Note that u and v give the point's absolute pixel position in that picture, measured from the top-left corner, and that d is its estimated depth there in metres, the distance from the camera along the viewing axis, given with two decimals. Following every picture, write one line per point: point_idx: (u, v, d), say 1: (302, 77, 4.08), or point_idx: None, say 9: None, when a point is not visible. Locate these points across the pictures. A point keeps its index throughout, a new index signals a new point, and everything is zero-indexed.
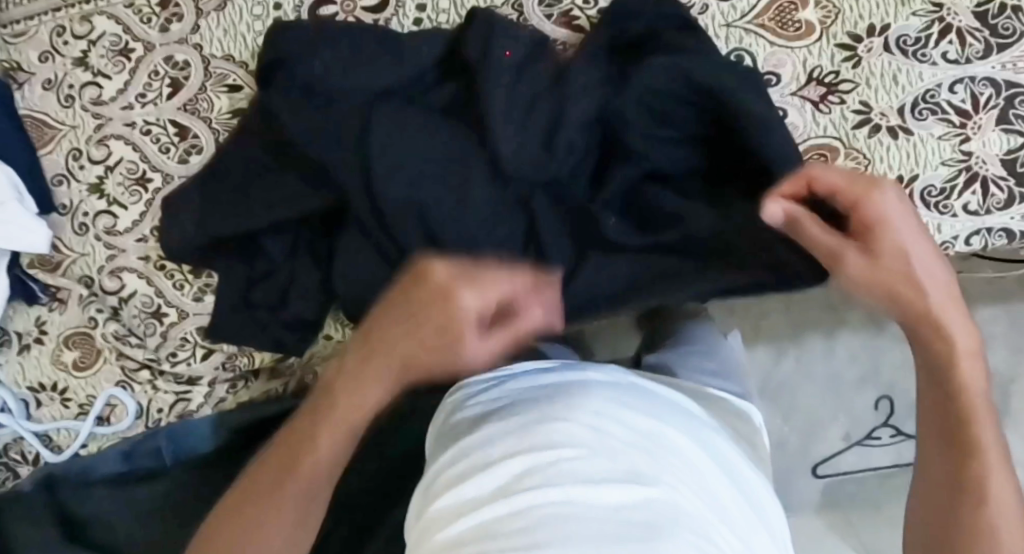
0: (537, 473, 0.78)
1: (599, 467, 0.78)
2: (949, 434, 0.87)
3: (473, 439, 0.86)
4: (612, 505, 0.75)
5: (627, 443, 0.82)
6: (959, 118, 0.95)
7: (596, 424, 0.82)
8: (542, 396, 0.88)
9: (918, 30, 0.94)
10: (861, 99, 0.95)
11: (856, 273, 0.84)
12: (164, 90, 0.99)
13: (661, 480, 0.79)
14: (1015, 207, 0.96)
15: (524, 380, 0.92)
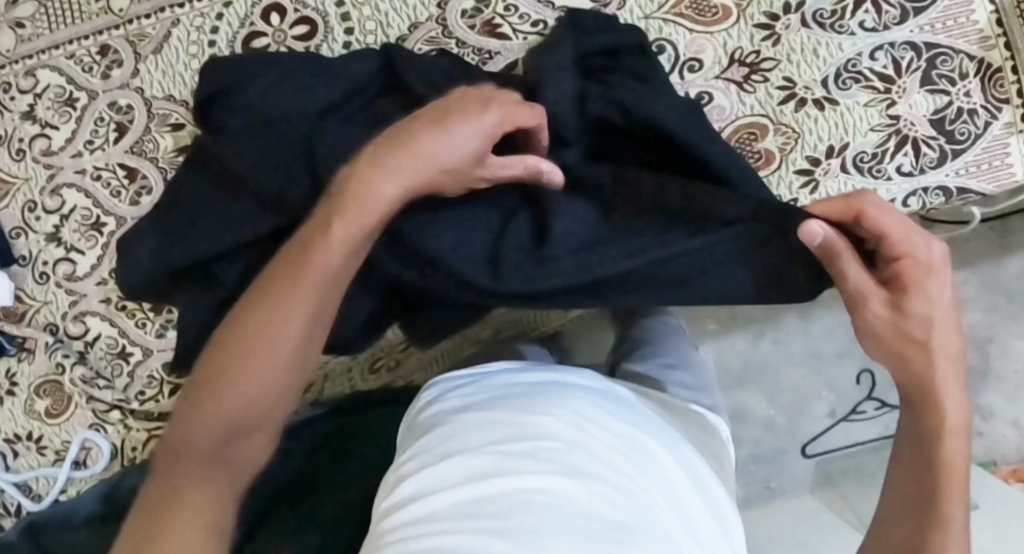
0: (514, 459, 0.79)
1: (578, 461, 0.80)
2: (918, 491, 0.82)
3: (446, 427, 0.86)
4: (590, 501, 0.76)
5: (606, 445, 0.83)
6: (883, 83, 0.98)
7: (577, 423, 0.84)
8: (522, 396, 0.89)
9: (833, 3, 0.97)
10: (785, 74, 0.97)
11: (878, 315, 0.82)
12: (110, 135, 1.01)
13: (632, 481, 0.80)
14: (948, 164, 0.98)
15: (500, 382, 0.93)
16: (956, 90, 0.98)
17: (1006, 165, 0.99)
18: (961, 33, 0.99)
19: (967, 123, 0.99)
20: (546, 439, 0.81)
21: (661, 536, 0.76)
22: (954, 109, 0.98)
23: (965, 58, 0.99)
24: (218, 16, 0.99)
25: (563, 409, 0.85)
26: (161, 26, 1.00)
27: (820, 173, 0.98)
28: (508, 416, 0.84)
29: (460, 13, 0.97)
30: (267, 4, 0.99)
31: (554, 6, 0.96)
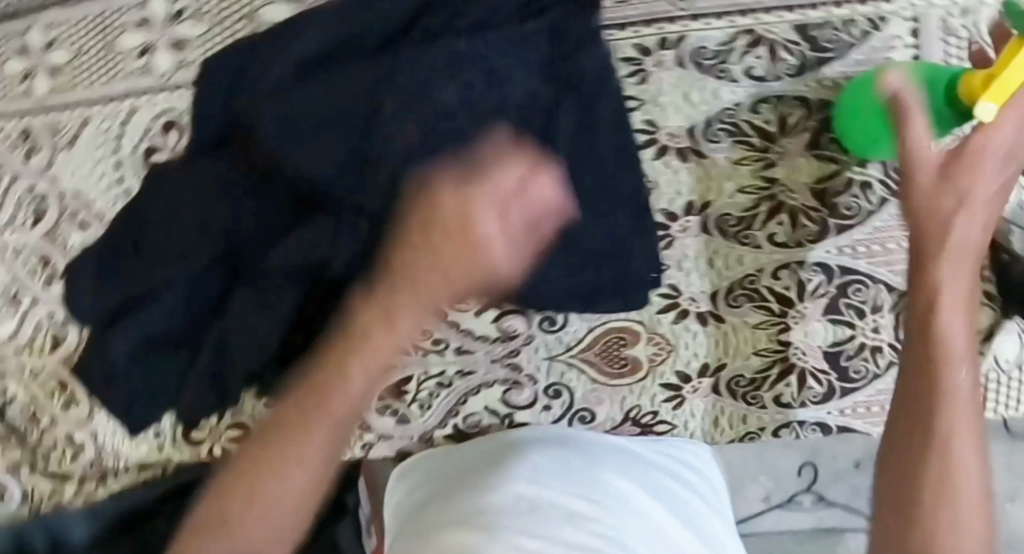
0: (475, 528, 0.77)
1: (543, 516, 0.77)
2: (926, 331, 0.73)
3: (413, 520, 0.83)
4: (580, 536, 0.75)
5: (567, 496, 0.79)
6: (781, 305, 0.90)
7: (535, 480, 0.81)
8: (476, 465, 0.86)
9: (743, 209, 0.89)
10: (670, 281, 0.90)
11: (925, 190, 0.74)
12: (29, 218, 1.02)
13: (604, 524, 0.77)
14: (832, 403, 0.91)
15: (467, 449, 0.90)
16: (862, 324, 0.90)
17: None
18: (887, 261, 0.89)
19: (866, 361, 0.90)
20: (512, 502, 0.78)
21: None
22: (855, 344, 0.90)
23: (882, 289, 0.90)
24: (124, 123, 0.98)
25: (546, 466, 0.83)
26: (74, 123, 0.99)
27: (688, 391, 0.91)
28: (512, 474, 0.82)
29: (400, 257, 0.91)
30: (167, 118, 0.97)
31: None
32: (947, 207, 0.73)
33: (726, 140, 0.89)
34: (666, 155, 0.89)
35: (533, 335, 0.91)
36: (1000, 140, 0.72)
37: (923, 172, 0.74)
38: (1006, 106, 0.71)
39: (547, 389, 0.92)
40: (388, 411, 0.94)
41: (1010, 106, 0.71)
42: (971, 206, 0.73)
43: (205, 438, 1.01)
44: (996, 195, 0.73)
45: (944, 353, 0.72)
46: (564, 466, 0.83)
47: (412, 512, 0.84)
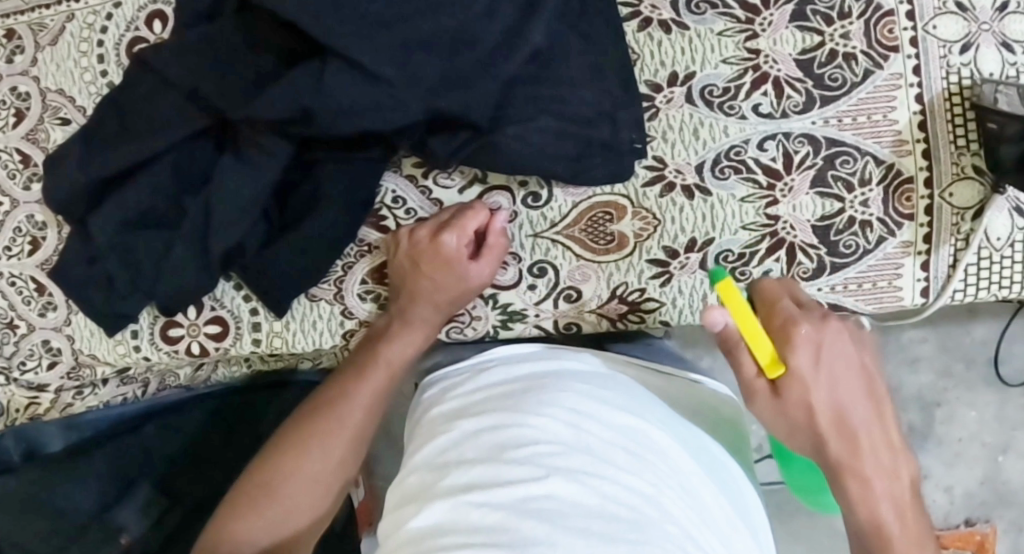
0: (507, 469, 0.75)
1: (581, 463, 0.75)
2: None
3: (436, 442, 0.81)
4: (613, 494, 0.73)
5: (606, 443, 0.78)
6: (768, 178, 0.89)
7: (574, 421, 0.78)
8: (507, 395, 0.83)
9: (727, 80, 0.89)
10: (655, 154, 0.89)
11: (795, 425, 0.78)
12: (9, 119, 1.01)
13: (639, 478, 0.76)
14: (822, 279, 0.90)
15: (496, 376, 0.87)
16: (850, 198, 0.89)
17: (894, 286, 0.90)
18: (873, 132, 0.88)
19: (856, 236, 0.89)
20: (549, 442, 0.76)
21: (676, 520, 0.74)
22: (844, 219, 0.89)
23: (870, 161, 0.88)
24: (108, 15, 0.98)
25: (573, 402, 0.80)
26: (59, 18, 1.00)
27: (676, 267, 0.90)
28: (540, 409, 0.79)
29: (389, 187, 0.92)
30: (152, 9, 0.97)
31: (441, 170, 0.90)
32: (850, 465, 0.77)
33: (710, 13, 0.89)
34: (650, 27, 0.89)
35: (518, 211, 0.90)
36: (817, 396, 0.76)
37: (800, 434, 0.78)
38: (780, 380, 0.76)
39: (532, 267, 0.91)
40: (371, 296, 0.95)
41: (786, 377, 0.76)
42: (815, 396, 0.76)
43: (183, 335, 1.00)
44: (826, 383, 0.76)
45: None
46: (591, 406, 0.81)
47: (438, 432, 0.82)
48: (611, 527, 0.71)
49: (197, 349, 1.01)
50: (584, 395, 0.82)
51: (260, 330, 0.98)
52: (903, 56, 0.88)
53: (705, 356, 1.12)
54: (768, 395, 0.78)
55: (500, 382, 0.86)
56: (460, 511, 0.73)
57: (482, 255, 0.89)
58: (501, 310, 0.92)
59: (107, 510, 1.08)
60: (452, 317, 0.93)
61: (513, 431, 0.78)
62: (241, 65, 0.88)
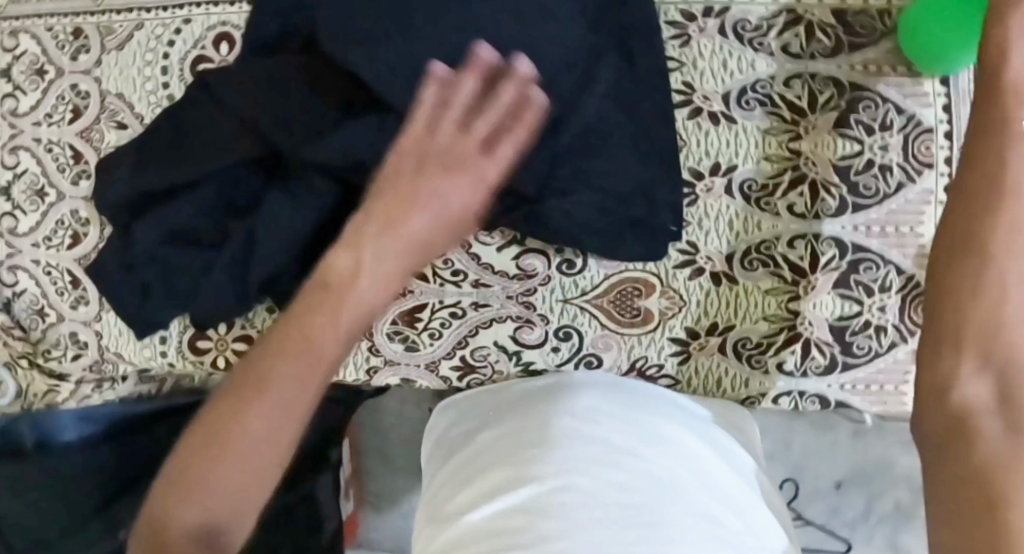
0: (529, 470, 0.84)
1: (595, 455, 0.84)
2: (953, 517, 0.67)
3: (470, 448, 0.90)
4: (628, 484, 0.82)
5: (621, 437, 0.86)
6: (793, 274, 0.92)
7: (590, 419, 0.87)
8: (530, 398, 0.91)
9: (766, 176, 0.92)
10: (689, 239, 0.93)
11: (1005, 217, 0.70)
12: (66, 115, 1.04)
13: (653, 468, 0.84)
14: (832, 376, 0.93)
15: (523, 380, 0.95)
16: (869, 302, 0.92)
17: (900, 391, 0.93)
18: (899, 243, 0.92)
19: (870, 339, 0.92)
20: (566, 444, 0.85)
21: (693, 504, 0.82)
22: (860, 322, 0.92)
23: (892, 270, 0.92)
24: (176, 31, 1.01)
25: (587, 402, 0.88)
26: (128, 26, 1.02)
27: (695, 348, 0.94)
28: (556, 411, 0.88)
29: None
30: (220, 31, 1.00)
31: (484, 264, 0.94)
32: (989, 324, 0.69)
33: (758, 110, 0.92)
34: (699, 117, 0.93)
35: (551, 276, 0.94)
36: None
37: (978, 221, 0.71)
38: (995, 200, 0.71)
39: (558, 330, 0.95)
40: (398, 337, 0.97)
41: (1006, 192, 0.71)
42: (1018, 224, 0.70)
43: (211, 348, 1.04)
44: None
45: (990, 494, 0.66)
46: (604, 405, 0.88)
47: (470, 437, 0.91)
48: (627, 515, 0.80)
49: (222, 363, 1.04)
50: (600, 394, 0.89)
51: None
52: (937, 172, 0.91)
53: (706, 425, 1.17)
54: (985, 119, 0.73)
55: (525, 385, 0.94)
56: (496, 515, 0.82)
57: (454, 194, 0.81)
58: (523, 366, 0.97)
59: (111, 503, 1.12)
60: (475, 368, 0.97)
61: (533, 435, 0.87)
62: (300, 103, 0.91)
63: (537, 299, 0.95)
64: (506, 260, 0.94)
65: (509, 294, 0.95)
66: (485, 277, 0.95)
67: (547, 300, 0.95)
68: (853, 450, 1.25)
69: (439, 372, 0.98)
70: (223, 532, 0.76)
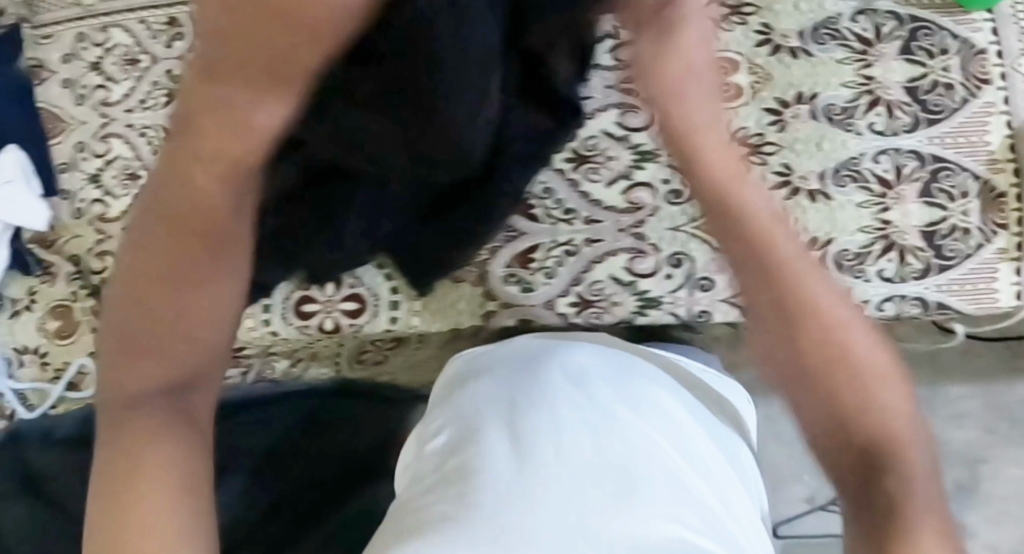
0: (500, 439, 0.85)
1: (565, 431, 0.84)
2: (858, 468, 0.69)
3: (461, 397, 0.93)
4: (586, 462, 0.82)
5: (605, 402, 0.87)
6: (881, 187, 1.00)
7: (578, 385, 0.89)
8: (520, 362, 0.94)
9: (846, 100, 1.01)
10: (784, 160, 1.00)
11: None
12: (162, 98, 1.13)
13: (611, 449, 0.83)
14: (930, 278, 0.99)
15: (527, 342, 0.97)
16: (954, 207, 0.99)
17: (991, 288, 0.99)
18: (971, 151, 1.00)
19: (958, 242, 0.99)
20: (543, 409, 0.87)
21: (662, 473, 0.83)
22: (948, 226, 0.99)
23: (969, 177, 0.99)
24: None
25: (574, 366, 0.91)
26: None
27: None
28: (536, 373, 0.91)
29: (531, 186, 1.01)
30: None
31: (590, 198, 1.01)
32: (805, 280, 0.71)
33: (831, 43, 1.01)
34: (779, 53, 1.01)
35: (659, 207, 1.00)
36: None
37: None
38: None
39: (670, 257, 1.00)
40: (514, 279, 1.01)
41: None
42: None
43: (318, 311, 1.06)
44: None
45: (869, 414, 0.69)
46: (592, 369, 0.91)
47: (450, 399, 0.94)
48: (595, 489, 0.80)
49: (331, 325, 1.06)
50: (584, 355, 0.92)
51: (398, 309, 1.04)
52: (995, 87, 1.01)
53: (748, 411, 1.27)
54: None
55: (519, 348, 0.96)
56: (456, 469, 0.85)
57: None
58: (638, 295, 1.00)
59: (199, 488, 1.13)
60: (591, 302, 1.01)
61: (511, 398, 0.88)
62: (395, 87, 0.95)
63: (649, 230, 1.00)
64: (615, 195, 1.01)
65: (621, 227, 1.01)
66: (598, 214, 1.01)
67: (656, 230, 1.00)
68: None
69: (557, 310, 1.01)
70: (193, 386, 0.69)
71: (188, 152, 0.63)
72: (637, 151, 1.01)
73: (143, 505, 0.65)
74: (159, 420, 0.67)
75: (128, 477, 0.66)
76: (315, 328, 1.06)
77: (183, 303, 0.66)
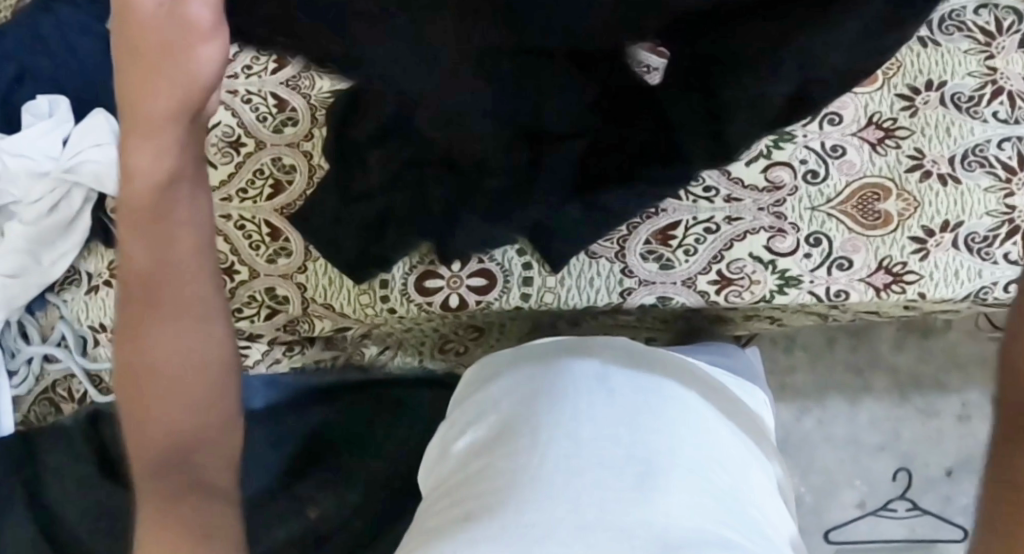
0: (521, 427, 0.82)
1: (583, 428, 0.80)
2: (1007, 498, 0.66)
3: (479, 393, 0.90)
4: (612, 453, 0.79)
5: (623, 400, 0.83)
6: (1006, 172, 1.01)
7: (597, 381, 0.85)
8: (524, 391, 0.86)
9: (972, 89, 1.03)
10: (915, 145, 1.02)
11: None
12: (269, 65, 1.07)
13: (636, 439, 0.80)
14: None
15: (543, 342, 0.94)
16: None
17: None
18: None
19: None
20: (566, 412, 0.82)
21: (688, 467, 0.79)
22: None
23: None
24: None
25: (588, 363, 0.87)
26: None
27: (933, 244, 1.00)
28: (550, 367, 0.88)
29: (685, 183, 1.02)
30: None
31: (730, 176, 1.02)
32: None
33: (957, 35, 1.04)
34: (909, 42, 1.04)
35: (798, 186, 1.02)
36: None
37: None
38: None
39: (809, 237, 1.01)
40: (653, 256, 1.01)
41: None
42: None
43: (443, 288, 1.03)
44: None
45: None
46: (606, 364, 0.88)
47: (472, 426, 0.87)
48: (623, 487, 0.76)
49: (456, 303, 1.03)
50: (598, 353, 0.89)
51: (530, 286, 1.02)
52: None
53: (792, 415, 1.34)
54: None
55: (529, 346, 0.94)
56: (480, 471, 0.81)
57: None
58: (779, 274, 1.00)
59: (295, 481, 1.07)
60: (731, 281, 1.00)
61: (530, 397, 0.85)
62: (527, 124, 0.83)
63: (789, 210, 1.01)
64: (756, 174, 1.02)
65: (761, 206, 1.01)
66: (738, 192, 1.02)
67: (796, 210, 1.01)
68: (957, 433, 1.31)
69: (697, 287, 1.01)
70: (194, 448, 0.79)
71: (131, 213, 0.75)
72: (775, 131, 1.03)
73: (197, 510, 0.77)
74: (158, 457, 0.78)
75: (164, 471, 0.78)
76: (438, 305, 1.03)
77: (151, 340, 0.77)
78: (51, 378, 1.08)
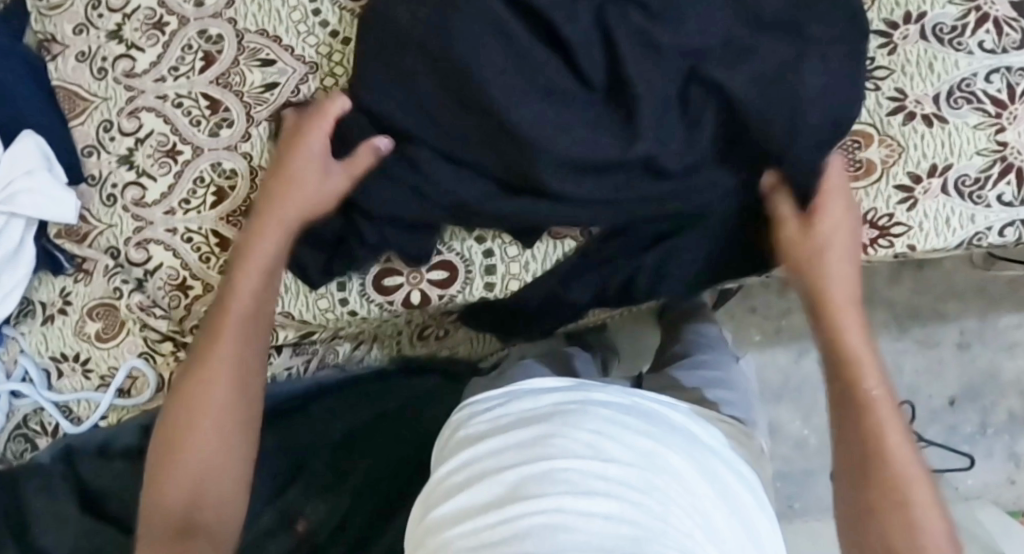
0: (508, 502, 0.72)
1: (580, 500, 0.71)
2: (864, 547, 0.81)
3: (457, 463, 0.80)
4: (611, 529, 0.69)
5: (619, 466, 0.74)
6: (995, 108, 0.93)
7: (591, 444, 0.76)
8: (517, 457, 0.76)
9: (955, 19, 0.94)
10: (896, 86, 0.94)
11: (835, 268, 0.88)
12: (197, 64, 1.00)
13: (636, 512, 0.71)
14: None
15: (526, 405, 0.83)
16: None
17: None
18: None
19: None
20: (558, 482, 0.72)
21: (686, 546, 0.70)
22: None
23: None
24: None
25: (580, 424, 0.78)
26: None
27: (920, 192, 0.94)
28: (536, 431, 0.78)
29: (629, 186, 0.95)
30: None
31: None
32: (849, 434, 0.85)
33: None
34: None
35: None
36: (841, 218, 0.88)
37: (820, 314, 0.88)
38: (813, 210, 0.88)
39: None
40: None
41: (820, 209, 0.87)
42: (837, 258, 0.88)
43: (402, 284, 0.97)
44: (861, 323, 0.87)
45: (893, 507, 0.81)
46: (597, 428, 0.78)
47: (457, 493, 0.76)
48: None
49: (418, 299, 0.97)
50: (588, 418, 0.79)
51: (494, 274, 0.97)
52: None
53: (791, 356, 1.26)
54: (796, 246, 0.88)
55: (510, 408, 0.84)
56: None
57: None
58: None
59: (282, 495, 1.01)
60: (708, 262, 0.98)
61: (518, 465, 0.76)
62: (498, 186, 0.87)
63: None
64: None
65: None
66: None
67: None
68: (957, 362, 1.21)
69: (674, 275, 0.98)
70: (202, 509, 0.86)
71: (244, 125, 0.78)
72: None
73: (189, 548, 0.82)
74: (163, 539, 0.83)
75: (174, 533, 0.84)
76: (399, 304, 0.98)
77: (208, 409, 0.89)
78: (21, 412, 1.04)
